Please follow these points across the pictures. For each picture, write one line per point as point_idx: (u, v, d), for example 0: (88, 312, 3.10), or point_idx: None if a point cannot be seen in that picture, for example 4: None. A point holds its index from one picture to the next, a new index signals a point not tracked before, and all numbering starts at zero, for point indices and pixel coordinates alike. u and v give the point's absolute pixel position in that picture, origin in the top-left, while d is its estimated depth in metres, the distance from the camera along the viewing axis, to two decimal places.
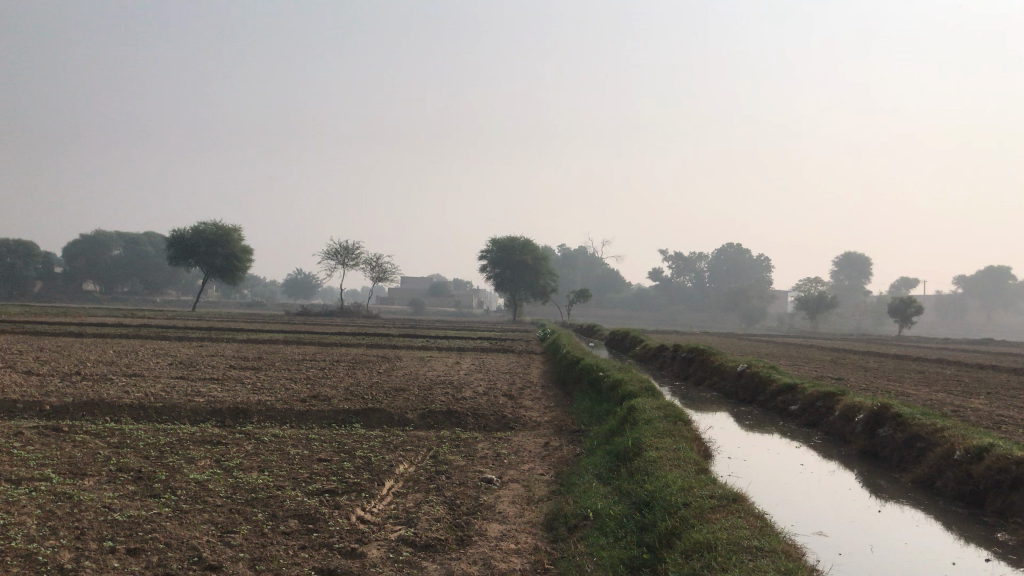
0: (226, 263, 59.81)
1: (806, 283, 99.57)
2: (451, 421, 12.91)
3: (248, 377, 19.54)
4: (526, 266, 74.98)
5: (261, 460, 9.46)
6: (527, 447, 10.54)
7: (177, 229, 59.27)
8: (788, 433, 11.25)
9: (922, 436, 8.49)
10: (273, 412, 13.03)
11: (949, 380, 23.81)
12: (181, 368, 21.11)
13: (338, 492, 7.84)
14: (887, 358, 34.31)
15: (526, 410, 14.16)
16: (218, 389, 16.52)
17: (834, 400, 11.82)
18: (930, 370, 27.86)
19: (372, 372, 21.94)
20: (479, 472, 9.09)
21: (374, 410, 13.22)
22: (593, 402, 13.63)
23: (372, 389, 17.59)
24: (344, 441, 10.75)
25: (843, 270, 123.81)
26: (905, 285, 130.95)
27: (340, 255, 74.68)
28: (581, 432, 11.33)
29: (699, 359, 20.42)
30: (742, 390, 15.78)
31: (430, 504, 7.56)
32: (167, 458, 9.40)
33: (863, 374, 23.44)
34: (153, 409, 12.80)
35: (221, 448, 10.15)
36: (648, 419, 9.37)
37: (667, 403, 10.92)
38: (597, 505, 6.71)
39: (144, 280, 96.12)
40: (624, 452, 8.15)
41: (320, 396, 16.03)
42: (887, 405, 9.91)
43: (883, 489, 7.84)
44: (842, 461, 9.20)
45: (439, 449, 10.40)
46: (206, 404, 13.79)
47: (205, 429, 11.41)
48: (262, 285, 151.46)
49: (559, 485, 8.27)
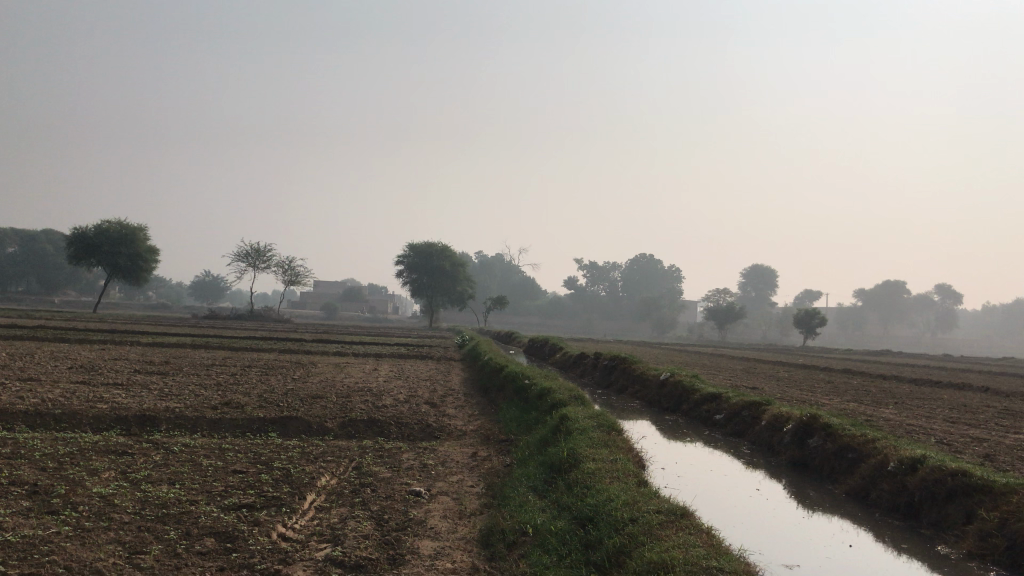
0: (130, 264, 57.52)
1: (716, 294, 101.97)
2: (373, 430, 12.45)
3: (155, 382, 18.58)
4: (444, 272, 74.50)
5: (171, 472, 8.85)
6: (454, 457, 10.19)
7: (78, 226, 56.46)
8: (715, 443, 11.24)
9: (854, 447, 8.51)
10: (182, 420, 12.33)
11: (858, 390, 24.46)
12: (82, 372, 19.93)
13: (256, 507, 7.33)
14: (796, 368, 35.09)
15: (450, 419, 13.77)
16: (122, 395, 15.62)
17: (760, 409, 11.87)
18: (839, 380, 28.59)
19: (286, 378, 21.15)
20: (406, 484, 8.69)
21: (291, 418, 12.64)
22: (520, 410, 13.39)
23: (288, 396, 16.91)
24: (260, 452, 10.20)
25: (751, 282, 127.44)
26: (809, 297, 135.54)
27: (251, 258, 72.74)
28: (508, 441, 11.07)
29: (622, 368, 20.34)
30: (666, 399, 15.80)
31: (356, 519, 7.15)
32: (65, 470, 8.69)
33: (776, 384, 23.86)
34: (50, 418, 11.92)
35: (127, 459, 9.47)
36: (582, 428, 9.16)
37: (598, 413, 10.74)
38: (535, 520, 6.41)
39: (41, 279, 91.80)
40: (559, 464, 7.90)
41: (232, 403, 15.32)
42: (814, 416, 9.94)
43: (816, 501, 7.81)
44: (772, 472, 9.18)
45: (362, 459, 9.97)
46: (110, 410, 12.96)
47: (108, 439, 10.67)
48: (168, 287, 146.78)
49: (491, 498, 7.97)
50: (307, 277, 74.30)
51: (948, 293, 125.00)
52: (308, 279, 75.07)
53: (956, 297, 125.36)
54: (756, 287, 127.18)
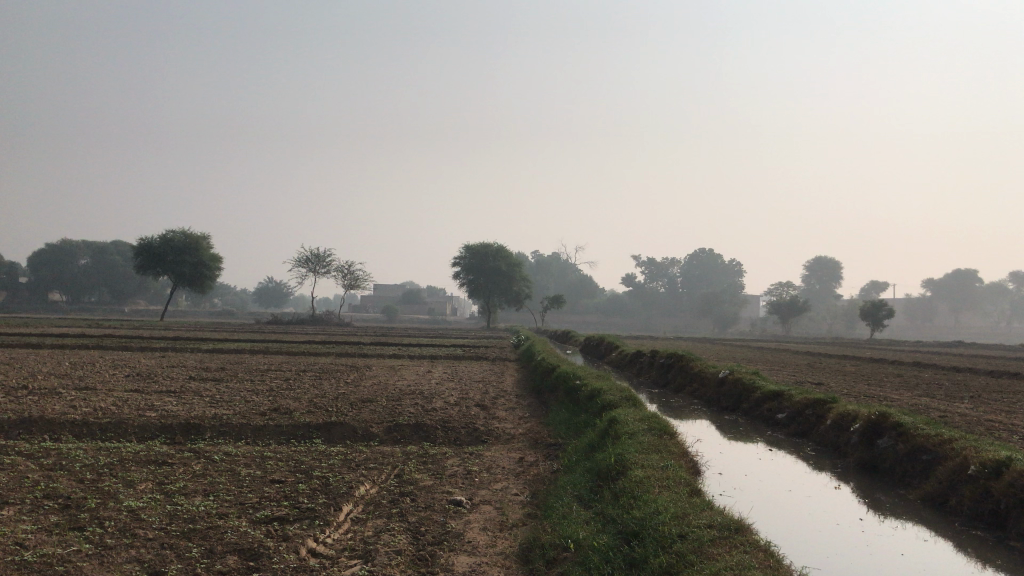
0: (195, 272, 58.55)
1: (778, 287, 99.85)
2: (419, 435, 12.10)
3: (208, 389, 18.56)
4: (500, 272, 74.24)
5: (208, 482, 8.60)
6: (500, 463, 9.76)
7: (144, 238, 57.63)
8: (776, 444, 10.64)
9: (928, 449, 7.84)
10: (226, 427, 12.14)
11: (931, 384, 23.35)
12: (139, 380, 20.06)
13: (288, 521, 6.99)
14: (864, 362, 33.82)
15: (499, 422, 13.36)
16: (174, 403, 15.61)
17: (825, 408, 11.18)
18: (909, 373, 27.38)
19: (339, 383, 20.95)
20: (447, 493, 8.29)
21: (335, 423, 12.37)
22: (570, 413, 12.89)
23: (338, 401, 16.70)
24: (301, 459, 9.93)
25: (814, 274, 124.51)
26: (875, 288, 131.90)
27: (311, 263, 73.49)
28: (557, 446, 10.61)
29: (679, 366, 19.69)
30: (725, 398, 15.15)
31: (390, 533, 6.77)
32: (102, 481, 8.52)
33: (843, 379, 22.93)
34: (97, 427, 11.84)
35: (166, 469, 9.27)
36: (632, 432, 8.65)
37: (649, 415, 10.21)
38: (578, 534, 5.91)
39: (112, 290, 94.47)
40: (606, 470, 7.41)
41: (281, 409, 15.19)
42: (883, 413, 9.25)
43: (888, 507, 7.18)
44: (839, 475, 8.54)
45: (404, 466, 9.61)
46: (158, 418, 12.86)
47: (150, 448, 10.51)
48: (233, 294, 150.02)
49: (535, 508, 7.53)
50: (366, 281, 74.73)
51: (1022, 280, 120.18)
52: (367, 283, 75.62)
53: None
54: (820, 280, 124.22)
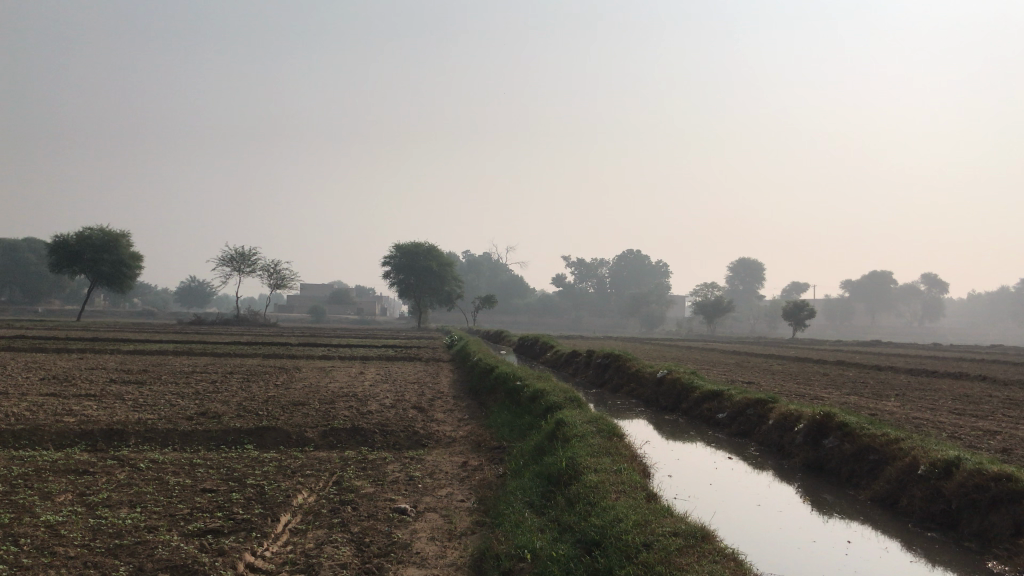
0: (114, 271, 56.52)
1: (704, 288, 101.58)
2: (357, 440, 11.71)
3: (131, 392, 17.73)
4: (431, 273, 73.65)
5: (133, 492, 8.10)
6: (443, 468, 9.47)
7: (60, 235, 55.32)
8: (719, 444, 10.62)
9: (875, 449, 7.88)
10: (151, 433, 11.55)
11: (857, 382, 23.86)
12: (56, 384, 19.06)
13: (222, 534, 6.59)
14: (790, 361, 34.47)
15: (438, 424, 13.06)
16: (94, 407, 14.87)
17: (766, 407, 11.21)
18: (835, 372, 27.95)
19: (268, 385, 20.29)
20: (390, 500, 7.97)
21: (268, 428, 11.88)
22: (512, 415, 12.65)
23: (269, 404, 16.13)
24: (234, 467, 9.48)
25: (739, 275, 127.20)
26: (797, 289, 135.51)
27: (237, 262, 71.74)
28: (501, 449, 10.37)
29: (616, 366, 19.66)
30: (664, 398, 15.13)
31: (334, 544, 6.44)
32: (17, 494, 7.93)
33: (773, 378, 23.25)
34: (11, 434, 11.12)
35: (87, 479, 8.71)
36: (581, 435, 8.46)
37: (596, 416, 10.05)
38: (534, 543, 5.67)
39: (25, 289, 90.52)
40: (558, 475, 7.20)
41: (209, 412, 14.59)
42: (828, 414, 9.27)
43: (839, 509, 7.16)
44: (786, 476, 8.52)
45: (343, 473, 9.24)
46: (78, 424, 12.16)
47: (70, 457, 9.90)
48: (154, 293, 145.62)
49: (483, 515, 7.28)
50: (294, 281, 73.30)
51: (934, 282, 124.87)
52: (294, 282, 74.19)
53: (943, 286, 125.32)
54: (744, 281, 126.96)
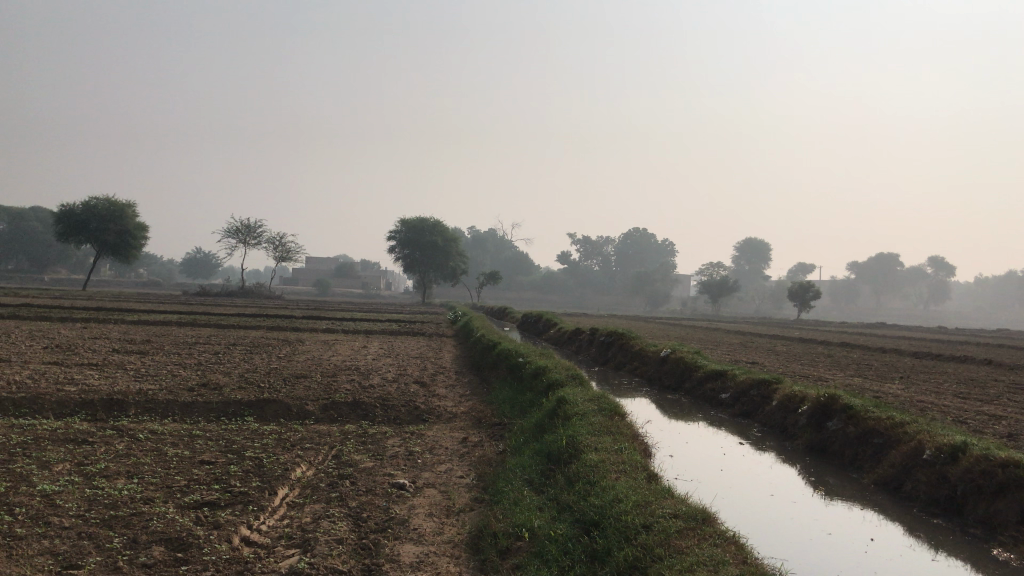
0: (119, 241, 56.48)
1: (709, 267, 101.33)
2: (357, 414, 11.65)
3: (133, 362, 17.69)
4: (436, 248, 73.51)
5: (131, 463, 8.05)
6: (443, 443, 9.40)
7: (66, 204, 55.23)
8: (722, 424, 10.54)
9: (880, 432, 7.78)
10: (152, 403, 11.50)
11: (861, 364, 23.77)
12: (58, 353, 19.03)
13: (219, 506, 6.54)
14: (794, 342, 34.38)
15: (439, 400, 13.00)
16: (96, 377, 14.84)
17: (770, 388, 11.11)
18: (838, 354, 27.85)
19: (270, 357, 20.23)
20: (389, 475, 7.91)
21: (269, 400, 11.83)
22: (514, 391, 12.57)
23: (271, 377, 16.10)
24: (233, 439, 9.43)
25: (745, 255, 126.84)
26: (802, 270, 135.16)
27: (242, 234, 71.67)
28: (502, 426, 10.31)
29: (619, 344, 19.57)
30: (668, 376, 15.04)
31: (331, 519, 6.38)
32: (14, 463, 7.89)
33: (776, 359, 23.18)
34: (11, 402, 11.08)
35: (86, 449, 8.66)
36: (582, 413, 8.37)
37: (598, 394, 9.96)
38: (532, 522, 5.59)
39: (32, 258, 90.64)
40: (558, 454, 7.13)
41: (210, 384, 14.54)
42: (833, 395, 9.16)
43: (842, 492, 7.09)
44: (789, 458, 8.45)
45: (342, 447, 9.18)
46: (79, 393, 12.11)
47: (69, 426, 9.85)
48: (159, 264, 145.87)
49: (482, 492, 7.22)
50: (299, 254, 73.24)
51: (941, 266, 124.39)
52: (299, 255, 74.16)
53: (950, 269, 124.73)
54: (749, 261, 126.61)
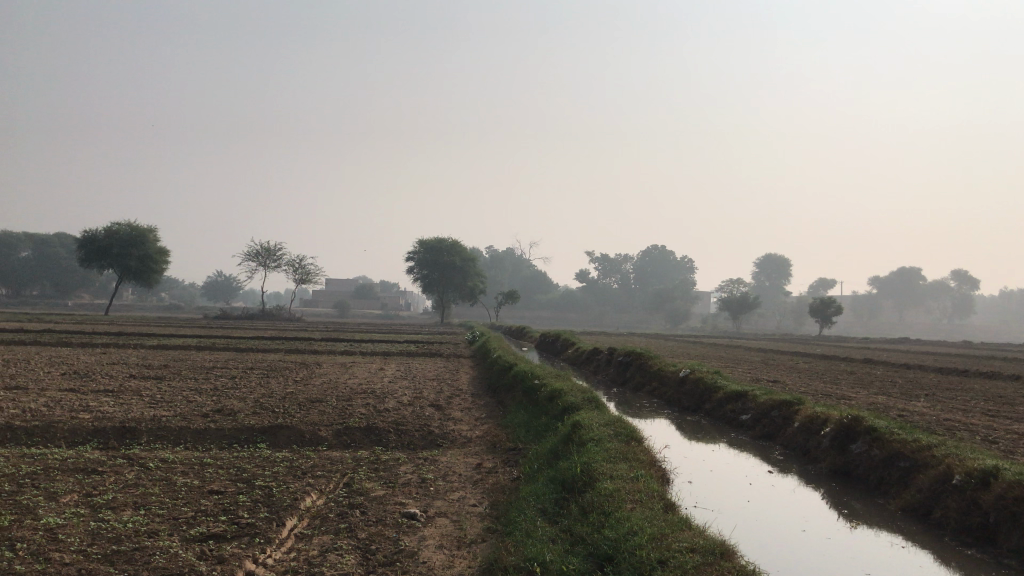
0: (141, 265, 56.81)
1: (729, 284, 100.66)
2: (370, 439, 11.49)
3: (149, 388, 17.63)
4: (454, 268, 73.47)
5: (139, 493, 7.92)
6: (457, 470, 9.22)
7: (88, 229, 55.70)
8: (743, 447, 10.30)
9: (906, 455, 7.53)
10: (164, 431, 11.39)
11: (886, 381, 23.34)
12: (76, 379, 19.04)
13: (225, 539, 6.38)
14: (816, 358, 33.95)
15: (454, 424, 12.81)
16: (111, 403, 14.76)
17: (791, 409, 10.85)
18: (862, 370, 27.41)
19: (287, 381, 20.15)
20: (400, 504, 7.73)
21: (282, 426, 11.69)
22: (529, 414, 12.37)
23: (286, 401, 15.98)
24: (244, 467, 9.29)
25: (765, 271, 126.02)
26: (824, 286, 134.05)
27: (261, 257, 72.00)
28: (517, 451, 10.11)
29: (637, 364, 19.33)
30: (687, 397, 14.80)
31: (338, 552, 6.21)
32: (22, 494, 7.77)
33: (798, 377, 22.81)
34: (24, 431, 11.00)
35: (95, 480, 8.54)
36: (597, 438, 8.18)
37: (614, 418, 9.75)
38: (544, 555, 5.37)
39: (55, 284, 91.50)
40: (573, 481, 6.94)
41: (225, 410, 14.42)
42: (856, 417, 8.91)
43: (867, 519, 6.83)
44: (812, 482, 8.20)
45: (354, 475, 9.02)
46: (92, 421, 12.02)
47: (80, 455, 9.74)
48: (181, 288, 146.93)
49: (495, 521, 7.03)
50: (318, 276, 73.41)
51: (965, 279, 122.86)
52: (318, 277, 74.37)
53: (973, 282, 123.37)
54: (770, 277, 125.78)
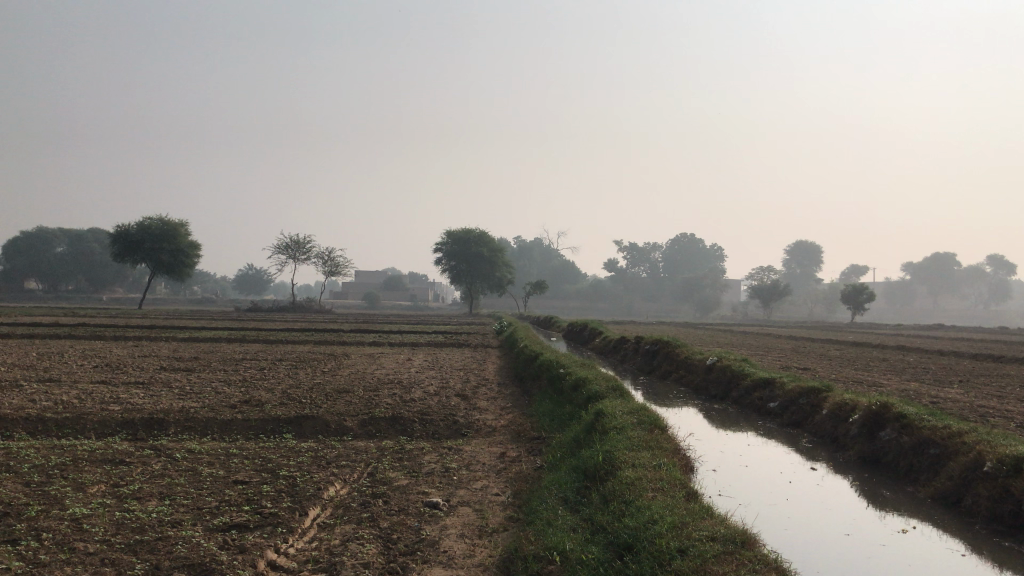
0: (173, 259, 57.43)
1: (760, 272, 99.76)
2: (395, 429, 11.49)
3: (179, 380, 17.80)
4: (482, 258, 73.44)
5: (165, 484, 7.98)
6: (481, 459, 9.19)
7: (121, 225, 56.41)
8: (770, 435, 10.17)
9: (936, 442, 7.38)
10: (192, 422, 11.48)
11: (919, 368, 23.00)
12: (107, 372, 19.27)
13: (247, 528, 6.42)
14: (848, 346, 33.57)
15: (479, 413, 12.79)
16: (140, 395, 14.92)
17: (820, 396, 10.69)
18: (896, 357, 27.01)
19: (315, 372, 20.25)
20: (423, 494, 7.71)
21: (308, 416, 11.74)
22: (554, 403, 12.33)
23: (313, 392, 16.05)
24: (269, 457, 9.33)
25: (796, 258, 124.76)
26: (856, 272, 132.53)
27: (291, 250, 72.50)
28: (541, 440, 10.07)
29: (664, 352, 19.21)
30: (714, 385, 14.65)
31: (360, 541, 6.20)
32: (51, 485, 7.86)
33: (829, 364, 22.53)
34: (55, 424, 11.13)
35: (123, 470, 8.62)
36: (620, 428, 8.10)
37: (638, 406, 9.65)
38: (564, 544, 5.30)
39: (90, 278, 92.81)
40: (595, 470, 6.87)
41: (253, 401, 14.53)
42: (885, 404, 8.75)
43: (896, 507, 6.71)
44: (839, 470, 8.07)
45: (378, 464, 9.01)
46: (121, 413, 12.12)
47: (108, 447, 9.85)
48: (212, 281, 148.52)
49: (517, 510, 6.99)
50: (347, 268, 73.75)
51: (1001, 265, 120.56)
52: (348, 269, 74.74)
53: (1010, 267, 121.37)
54: (800, 264, 124.52)
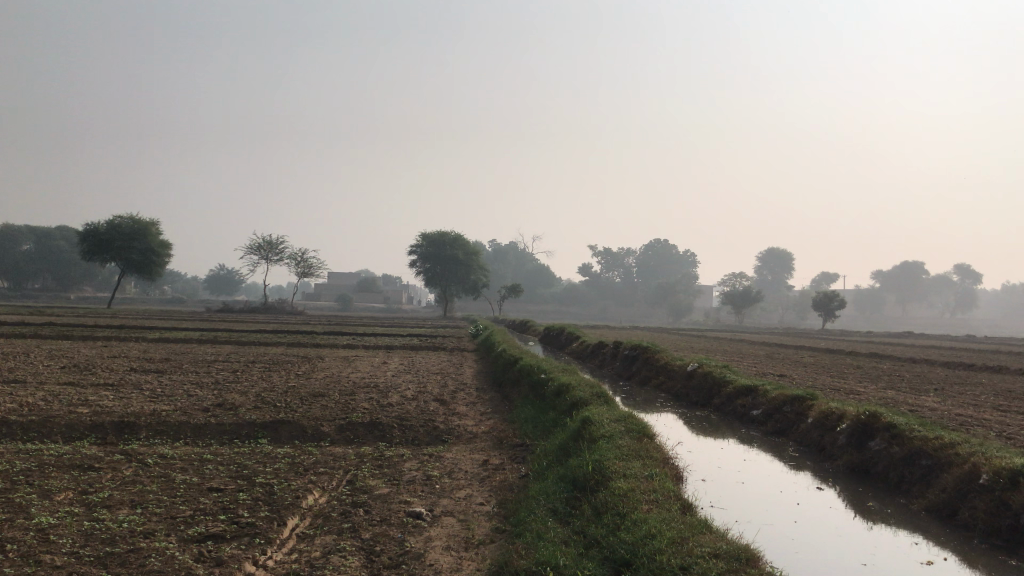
0: (143, 258, 56.59)
1: (733, 278, 100.34)
2: (374, 435, 11.24)
3: (149, 382, 17.38)
4: (456, 261, 73.21)
5: (136, 491, 7.69)
6: (463, 467, 8.98)
7: (91, 222, 55.49)
8: (755, 443, 10.08)
9: (928, 454, 7.29)
10: (164, 426, 11.15)
11: (894, 375, 23.08)
12: (76, 372, 18.79)
13: (224, 539, 6.16)
14: (821, 353, 33.71)
15: (459, 419, 12.58)
16: (110, 397, 14.52)
17: (804, 405, 10.61)
18: (869, 365, 27.15)
19: (289, 375, 19.90)
20: (404, 503, 7.49)
21: (283, 421, 11.45)
22: (536, 409, 12.14)
23: (288, 395, 15.72)
24: (244, 463, 9.06)
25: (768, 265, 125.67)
26: (827, 280, 133.81)
27: (263, 250, 71.76)
28: (524, 447, 9.88)
29: (644, 358, 19.11)
30: (695, 392, 14.55)
31: (342, 553, 5.98)
32: (15, 492, 7.54)
33: (806, 371, 22.53)
34: (21, 427, 10.75)
35: (92, 476, 8.31)
36: (608, 435, 7.93)
37: (624, 413, 9.51)
38: (557, 559, 5.09)
39: (57, 276, 91.30)
40: (584, 480, 6.70)
41: (226, 404, 14.20)
42: (874, 414, 8.66)
43: (888, 519, 6.61)
44: (828, 480, 7.96)
45: (357, 471, 8.78)
46: (90, 416, 11.75)
47: (77, 451, 9.51)
48: (183, 281, 146.76)
49: (504, 521, 6.79)
50: (320, 269, 73.13)
51: (968, 273, 122.21)
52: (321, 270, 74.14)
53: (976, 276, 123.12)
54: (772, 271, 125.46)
